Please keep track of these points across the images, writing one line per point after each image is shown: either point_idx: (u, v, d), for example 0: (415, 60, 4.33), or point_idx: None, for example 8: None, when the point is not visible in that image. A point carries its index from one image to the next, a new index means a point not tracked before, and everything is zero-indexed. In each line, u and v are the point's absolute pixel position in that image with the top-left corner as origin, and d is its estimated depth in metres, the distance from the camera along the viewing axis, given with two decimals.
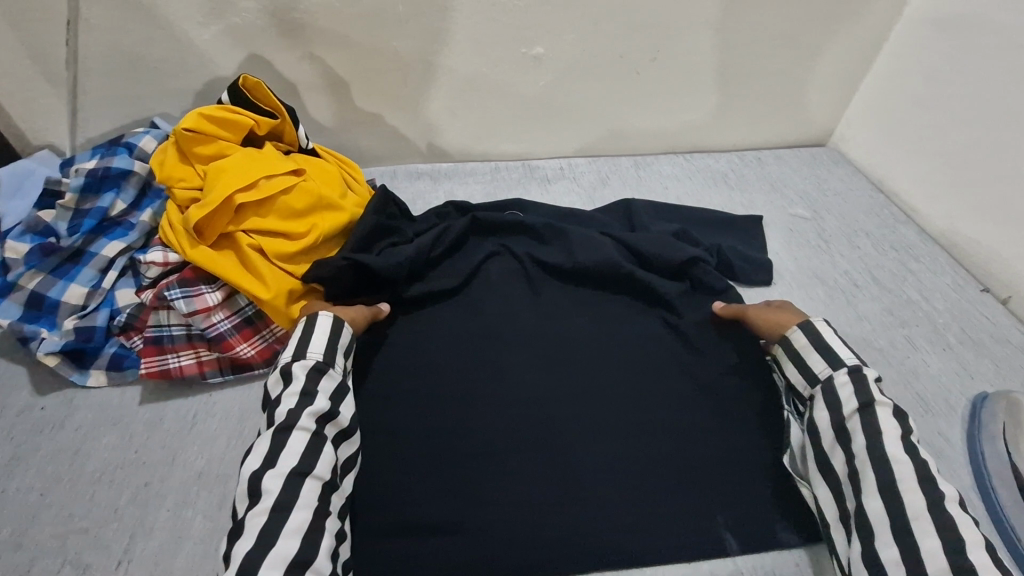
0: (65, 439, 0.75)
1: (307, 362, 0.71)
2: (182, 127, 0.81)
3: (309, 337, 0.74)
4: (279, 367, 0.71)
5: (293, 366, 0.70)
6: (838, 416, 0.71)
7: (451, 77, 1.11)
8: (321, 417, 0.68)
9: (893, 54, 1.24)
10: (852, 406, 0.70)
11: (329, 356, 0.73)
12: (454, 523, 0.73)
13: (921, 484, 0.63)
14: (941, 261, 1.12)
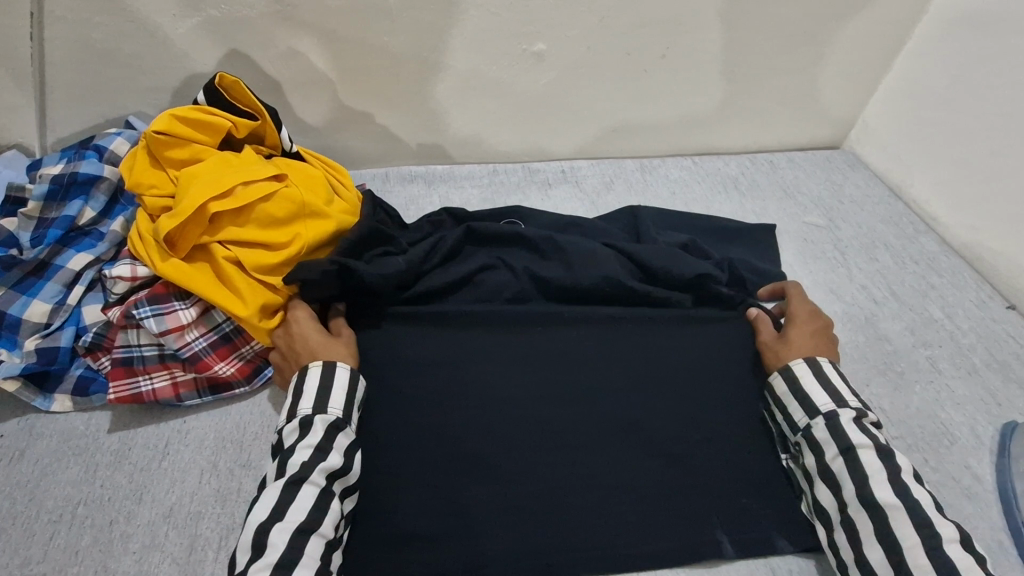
0: (25, 471, 0.69)
1: (327, 416, 0.68)
2: (153, 129, 0.75)
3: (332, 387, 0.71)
4: (297, 416, 0.68)
5: (314, 418, 0.68)
6: (822, 462, 0.70)
7: (447, 75, 1.05)
8: (331, 474, 0.65)
9: (914, 53, 1.18)
10: (833, 451, 0.70)
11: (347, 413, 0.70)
12: (445, 559, 0.68)
13: (919, 531, 0.62)
14: (964, 275, 1.06)
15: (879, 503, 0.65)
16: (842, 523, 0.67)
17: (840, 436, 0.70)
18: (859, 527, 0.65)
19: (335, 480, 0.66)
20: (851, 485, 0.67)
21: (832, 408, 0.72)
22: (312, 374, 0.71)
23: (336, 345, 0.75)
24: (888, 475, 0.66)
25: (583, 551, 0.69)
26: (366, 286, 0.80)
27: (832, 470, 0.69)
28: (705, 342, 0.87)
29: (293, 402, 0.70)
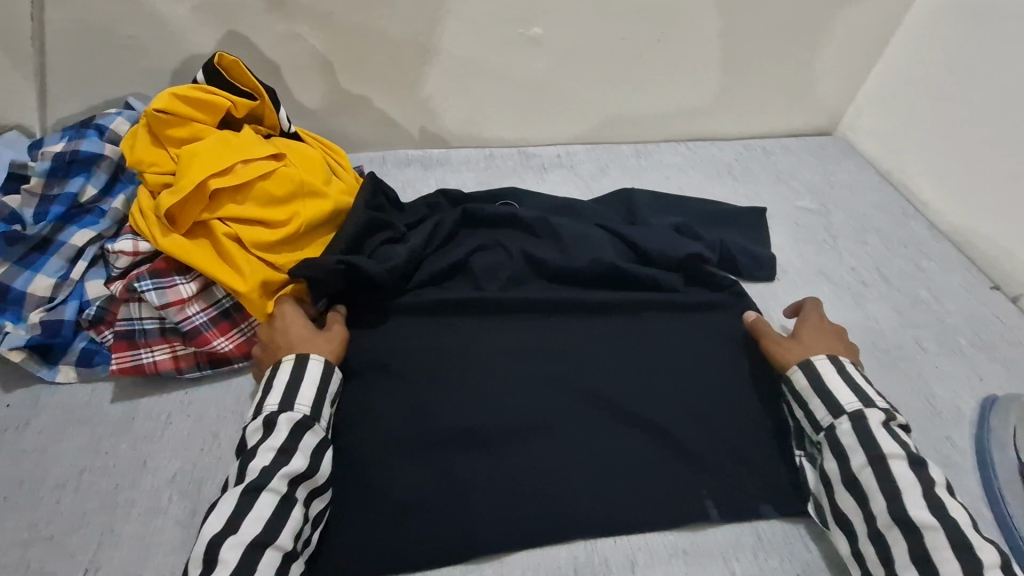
0: (31, 440, 0.71)
1: (293, 415, 0.67)
2: (154, 107, 0.76)
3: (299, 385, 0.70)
4: (262, 415, 0.67)
5: (279, 416, 0.67)
6: (848, 469, 0.66)
7: (443, 59, 1.06)
8: (293, 478, 0.64)
9: (905, 40, 1.19)
10: (860, 459, 0.66)
11: (316, 410, 0.69)
12: (436, 532, 0.67)
13: (954, 551, 0.59)
14: (952, 258, 1.08)
15: (915, 523, 0.61)
16: (872, 538, 0.63)
17: (869, 442, 0.66)
18: (890, 545, 0.62)
19: (299, 485, 0.64)
20: (880, 499, 0.64)
21: (860, 406, 0.69)
22: (282, 368, 0.71)
23: (317, 341, 0.75)
24: (921, 490, 0.63)
25: (575, 522, 0.69)
26: (370, 281, 0.82)
27: (858, 479, 0.65)
28: (696, 322, 0.89)
29: (260, 400, 0.69)
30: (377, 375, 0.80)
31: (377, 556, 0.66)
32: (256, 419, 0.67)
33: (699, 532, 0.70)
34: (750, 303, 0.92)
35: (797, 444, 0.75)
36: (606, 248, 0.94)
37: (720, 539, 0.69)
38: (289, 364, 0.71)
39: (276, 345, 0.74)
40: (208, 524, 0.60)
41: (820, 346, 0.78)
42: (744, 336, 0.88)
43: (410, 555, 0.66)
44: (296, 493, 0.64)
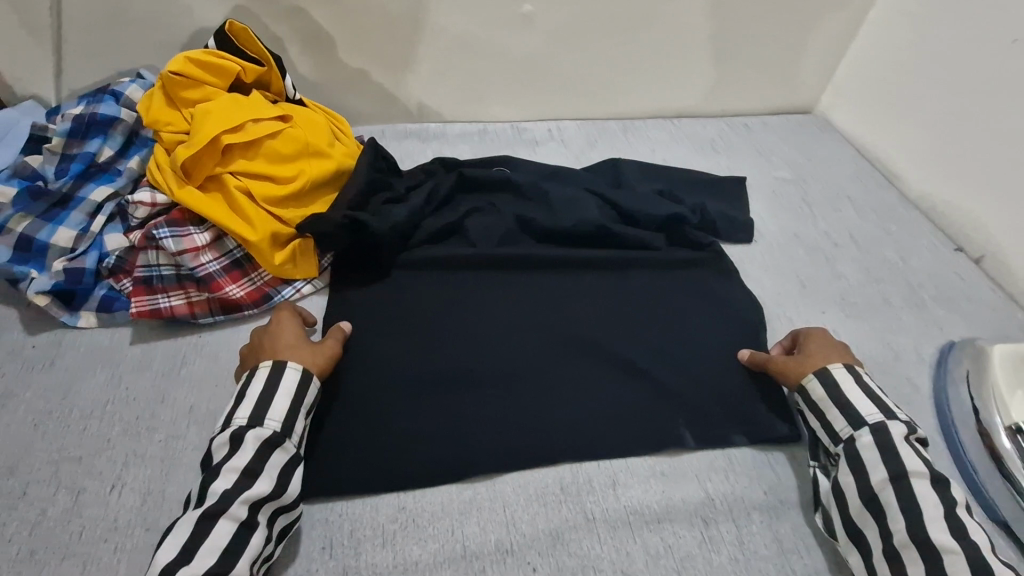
0: (57, 376, 0.77)
1: (262, 432, 0.64)
2: (169, 70, 0.81)
3: (275, 398, 0.67)
4: (229, 430, 0.64)
5: (247, 432, 0.63)
6: (868, 487, 0.65)
7: (439, 35, 1.11)
8: (255, 502, 0.60)
9: (878, 20, 1.25)
10: (881, 476, 0.65)
11: (287, 425, 0.66)
12: (432, 455, 0.72)
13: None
14: (919, 224, 1.14)
15: (940, 547, 0.59)
16: (887, 555, 0.62)
17: (890, 457, 0.65)
18: (907, 565, 0.60)
19: (264, 508, 0.61)
20: (898, 519, 0.62)
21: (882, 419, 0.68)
22: (256, 379, 0.68)
23: (301, 350, 0.73)
24: (942, 514, 0.61)
25: (560, 447, 0.74)
26: (373, 237, 0.88)
27: (879, 497, 0.64)
28: (676, 277, 0.95)
29: (230, 411, 0.66)
30: (375, 323, 0.85)
31: (377, 476, 0.70)
32: (223, 434, 0.64)
33: (674, 457, 0.76)
34: (728, 261, 0.98)
35: (813, 454, 0.74)
36: (593, 210, 1.00)
37: (692, 463, 0.75)
38: (264, 373, 0.68)
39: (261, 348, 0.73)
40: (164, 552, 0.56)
41: (835, 357, 0.77)
42: (720, 290, 0.94)
43: (406, 475, 0.71)
44: (258, 516, 0.61)
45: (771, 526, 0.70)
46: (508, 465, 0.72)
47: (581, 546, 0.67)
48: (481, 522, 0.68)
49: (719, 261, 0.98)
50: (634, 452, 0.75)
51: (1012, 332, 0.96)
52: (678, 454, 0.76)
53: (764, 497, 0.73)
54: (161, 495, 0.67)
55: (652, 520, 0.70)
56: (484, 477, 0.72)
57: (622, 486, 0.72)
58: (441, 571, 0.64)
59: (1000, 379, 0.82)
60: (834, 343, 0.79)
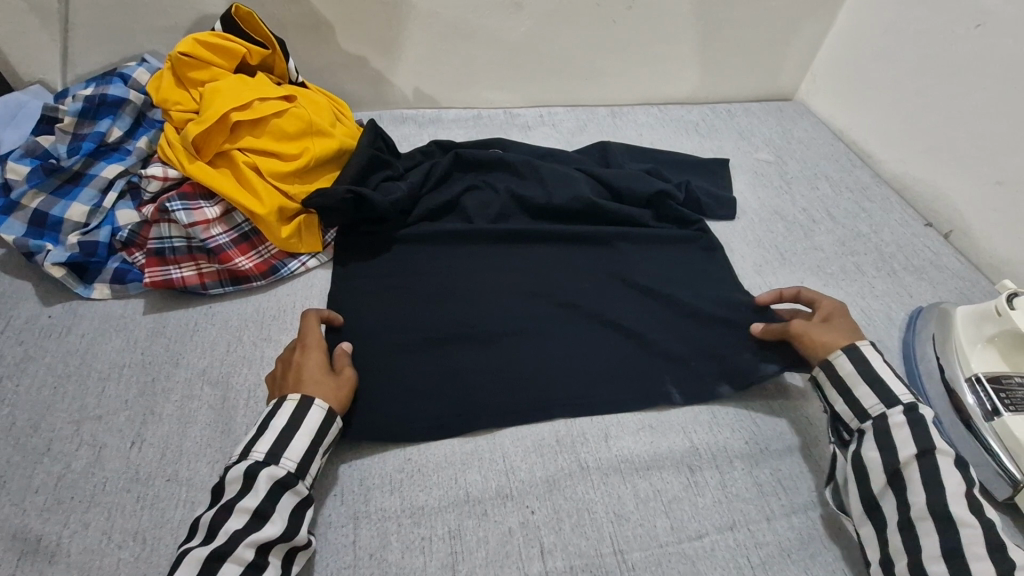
0: (73, 343, 0.80)
1: (275, 472, 0.63)
2: (179, 51, 0.85)
3: (292, 436, 0.65)
4: (243, 465, 0.62)
5: (262, 471, 0.62)
6: (894, 460, 0.67)
7: (434, 21, 1.16)
8: (262, 544, 0.59)
9: (853, 8, 1.30)
10: (909, 452, 0.66)
11: (302, 466, 0.65)
12: (435, 411, 0.77)
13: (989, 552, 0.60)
14: (891, 200, 1.21)
15: (956, 520, 0.62)
16: (901, 525, 0.64)
17: (923, 434, 0.67)
18: (920, 538, 0.62)
19: (271, 551, 0.60)
20: (919, 493, 0.64)
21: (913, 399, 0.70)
22: (280, 413, 0.67)
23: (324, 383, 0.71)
24: (962, 491, 0.63)
25: (556, 404, 0.79)
26: (374, 211, 0.92)
27: (903, 472, 0.66)
28: (663, 250, 1.00)
29: (249, 443, 0.65)
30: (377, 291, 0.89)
31: (383, 431, 0.75)
32: (235, 468, 0.62)
33: (663, 412, 0.81)
34: (714, 237, 1.03)
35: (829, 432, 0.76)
36: (585, 188, 1.04)
37: (678, 417, 0.80)
38: (290, 407, 0.67)
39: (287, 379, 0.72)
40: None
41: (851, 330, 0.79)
42: (704, 262, 1.00)
43: (409, 427, 0.75)
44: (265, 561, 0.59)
45: (752, 472, 0.76)
46: (505, 421, 0.77)
47: (576, 492, 0.72)
48: (482, 471, 0.73)
49: (707, 239, 1.02)
50: (623, 407, 0.80)
51: (976, 296, 1.03)
52: (665, 409, 0.81)
53: (746, 445, 0.78)
54: (179, 449, 0.71)
55: (641, 468, 0.75)
56: (484, 431, 0.76)
57: (614, 438, 0.77)
58: (445, 513, 0.69)
59: (964, 337, 0.85)
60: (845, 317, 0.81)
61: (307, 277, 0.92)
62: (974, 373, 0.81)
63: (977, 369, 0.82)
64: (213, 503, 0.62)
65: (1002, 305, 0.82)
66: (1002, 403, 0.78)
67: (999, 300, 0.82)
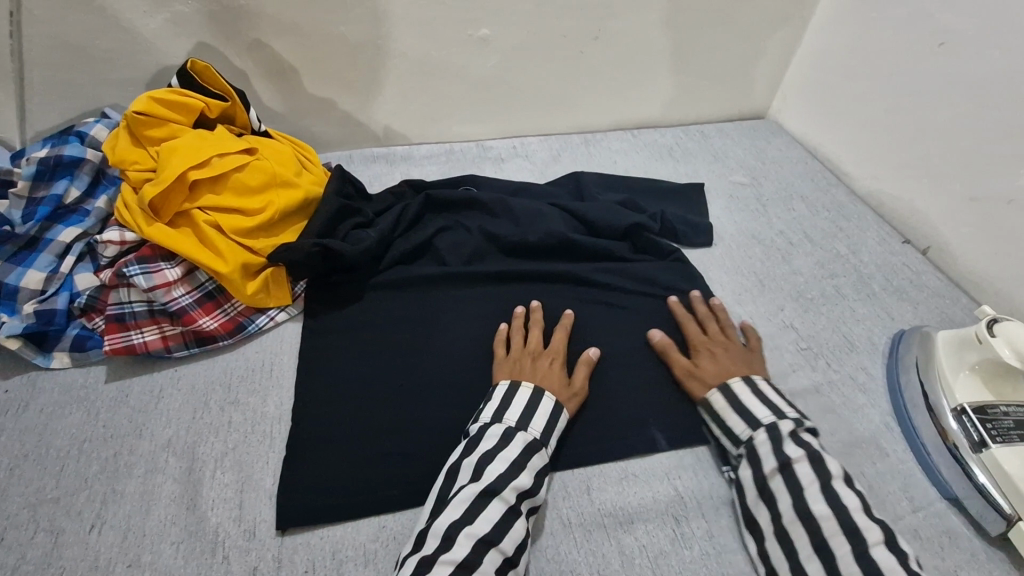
0: (31, 419, 0.77)
1: (528, 436, 0.72)
2: (133, 110, 0.83)
3: (536, 411, 0.75)
4: (504, 425, 0.72)
5: (517, 433, 0.71)
6: (759, 475, 0.71)
7: (401, 61, 1.14)
8: (520, 494, 0.68)
9: (819, 28, 1.31)
10: (771, 467, 0.70)
11: (544, 436, 0.74)
12: (413, 469, 0.75)
13: (845, 536, 0.63)
14: (868, 218, 1.20)
15: (814, 516, 0.66)
16: (776, 534, 0.67)
17: (850, 503, 0.66)
18: (793, 539, 0.66)
19: (524, 499, 0.68)
20: (786, 502, 0.68)
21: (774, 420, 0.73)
22: (521, 393, 0.76)
23: (570, 389, 0.80)
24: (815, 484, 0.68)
25: None
26: (344, 261, 0.90)
27: (768, 485, 0.70)
28: (640, 284, 0.99)
29: (501, 409, 0.74)
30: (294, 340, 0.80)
31: (355, 497, 0.72)
32: (497, 427, 0.72)
33: (646, 457, 0.79)
34: (691, 266, 1.02)
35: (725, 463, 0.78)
36: (559, 224, 1.03)
37: (659, 463, 0.78)
38: (526, 393, 0.76)
39: (557, 366, 0.82)
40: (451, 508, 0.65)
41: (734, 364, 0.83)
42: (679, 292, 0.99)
43: (387, 494, 0.72)
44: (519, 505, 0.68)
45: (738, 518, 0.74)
46: None
47: (557, 552, 0.69)
48: None
49: (684, 270, 1.01)
50: (605, 455, 0.78)
51: (957, 316, 1.02)
52: (648, 453, 0.79)
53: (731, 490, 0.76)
54: (142, 530, 0.68)
55: (625, 521, 0.72)
56: None
57: (596, 491, 0.75)
58: None
59: (947, 363, 0.84)
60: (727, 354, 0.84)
61: (276, 332, 0.89)
62: (958, 403, 0.80)
63: (962, 397, 0.81)
64: (469, 449, 0.71)
65: (981, 332, 0.79)
66: (990, 434, 0.76)
67: (978, 326, 0.80)
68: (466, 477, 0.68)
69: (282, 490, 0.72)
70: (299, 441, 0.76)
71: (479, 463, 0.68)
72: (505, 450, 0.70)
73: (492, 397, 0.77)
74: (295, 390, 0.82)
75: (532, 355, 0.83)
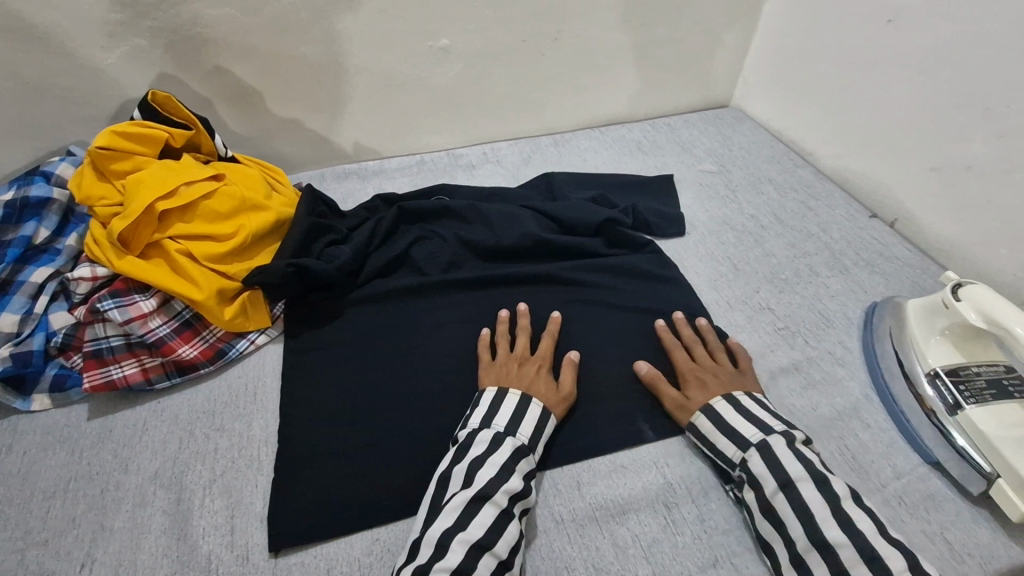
0: (14, 463, 0.76)
1: (515, 441, 0.72)
2: (96, 146, 0.83)
3: (523, 416, 0.75)
4: (492, 431, 0.72)
5: (505, 438, 0.72)
6: (762, 495, 0.69)
7: (364, 76, 1.15)
8: (512, 497, 0.68)
9: (773, 14, 1.33)
10: (768, 484, 0.69)
11: (532, 441, 0.74)
12: (404, 478, 0.75)
13: (868, 564, 0.61)
14: (835, 196, 1.23)
15: (829, 541, 0.63)
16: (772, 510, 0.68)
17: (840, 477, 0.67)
18: (809, 567, 0.63)
19: (516, 502, 0.68)
20: (797, 528, 0.65)
21: (762, 437, 0.72)
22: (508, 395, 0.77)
23: (562, 394, 0.81)
24: (827, 510, 0.65)
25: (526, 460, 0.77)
26: (320, 279, 0.91)
27: (773, 506, 0.68)
28: (617, 278, 1.00)
29: (489, 415, 0.75)
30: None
31: (346, 513, 0.72)
32: (486, 433, 0.72)
33: (633, 449, 0.80)
34: (666, 256, 1.04)
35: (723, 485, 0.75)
36: (532, 226, 1.04)
37: (646, 453, 0.79)
38: (515, 398, 0.77)
39: (544, 371, 0.82)
40: (443, 518, 0.65)
41: (718, 388, 0.80)
42: (657, 283, 1.00)
43: (376, 507, 0.72)
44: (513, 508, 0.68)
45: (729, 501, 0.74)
46: None
47: (552, 549, 0.70)
48: None
49: (665, 262, 1.02)
50: (593, 449, 0.79)
51: (928, 284, 1.04)
52: (634, 445, 0.80)
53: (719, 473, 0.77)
54: (134, 564, 0.68)
55: (617, 513, 0.73)
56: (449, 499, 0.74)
57: (588, 486, 0.76)
58: None
59: (918, 331, 0.86)
60: (713, 377, 0.82)
61: (258, 355, 0.89)
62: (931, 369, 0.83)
63: (935, 362, 0.83)
64: (460, 457, 0.71)
65: (948, 297, 0.82)
66: (963, 395, 0.79)
67: (945, 292, 0.82)
68: (456, 486, 0.68)
69: (274, 512, 0.71)
70: (287, 461, 0.76)
71: (469, 469, 0.69)
72: (494, 455, 0.70)
73: (480, 402, 0.77)
74: (279, 411, 0.82)
75: (518, 360, 0.83)
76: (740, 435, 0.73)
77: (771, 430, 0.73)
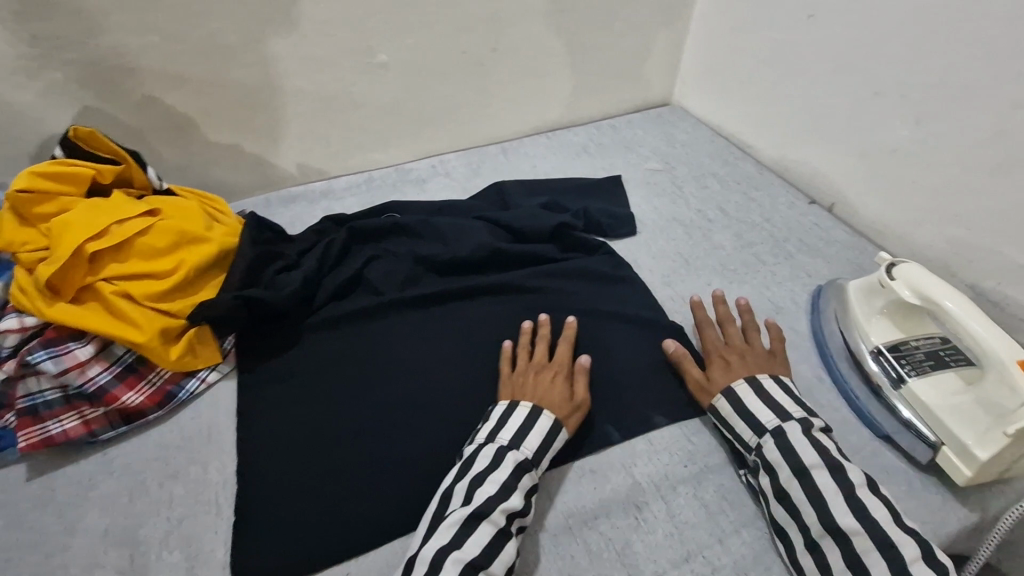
0: None
1: (518, 455, 0.71)
2: (14, 189, 0.79)
3: (527, 429, 0.74)
4: (497, 446, 0.72)
5: (506, 454, 0.71)
6: (778, 482, 0.70)
7: (301, 97, 1.12)
8: (511, 514, 0.66)
9: (702, 14, 1.38)
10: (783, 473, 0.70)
11: (537, 456, 0.73)
12: (383, 504, 0.73)
13: (882, 550, 0.62)
14: (775, 185, 1.27)
15: (845, 530, 0.64)
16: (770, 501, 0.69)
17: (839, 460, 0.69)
18: (825, 552, 0.65)
19: (514, 518, 0.67)
20: (816, 515, 0.67)
21: (778, 422, 0.74)
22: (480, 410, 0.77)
23: (574, 403, 0.79)
24: (844, 494, 0.67)
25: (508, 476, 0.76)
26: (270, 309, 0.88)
27: (790, 492, 0.69)
28: (573, 281, 1.01)
29: (494, 429, 0.74)
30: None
31: (313, 550, 0.70)
32: (491, 448, 0.72)
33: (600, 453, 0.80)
34: (620, 256, 1.05)
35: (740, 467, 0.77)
36: (480, 236, 1.04)
37: (615, 455, 0.80)
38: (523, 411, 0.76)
39: (560, 379, 0.81)
40: (438, 536, 0.64)
41: (754, 370, 0.81)
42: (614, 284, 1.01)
43: (351, 541, 0.70)
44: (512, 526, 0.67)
45: (697, 496, 0.76)
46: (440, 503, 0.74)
47: (528, 562, 0.70)
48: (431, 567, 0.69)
49: (622, 264, 1.03)
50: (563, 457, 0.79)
51: (866, 264, 1.08)
52: (603, 448, 0.80)
53: (687, 469, 0.78)
54: None
55: (590, 519, 0.73)
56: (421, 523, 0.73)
57: (561, 503, 0.75)
58: None
59: (862, 311, 0.90)
60: (750, 357, 0.84)
61: (210, 394, 0.86)
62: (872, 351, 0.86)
63: (876, 340, 0.87)
64: (461, 475, 0.70)
65: (884, 277, 0.85)
66: (903, 368, 0.82)
67: (881, 272, 0.86)
68: (456, 505, 0.67)
69: (245, 557, 0.69)
70: (257, 500, 0.74)
71: (469, 487, 0.68)
72: (495, 473, 0.69)
73: (491, 417, 0.76)
74: (236, 452, 0.79)
75: (536, 368, 0.83)
76: (757, 418, 0.75)
77: (787, 416, 0.74)
